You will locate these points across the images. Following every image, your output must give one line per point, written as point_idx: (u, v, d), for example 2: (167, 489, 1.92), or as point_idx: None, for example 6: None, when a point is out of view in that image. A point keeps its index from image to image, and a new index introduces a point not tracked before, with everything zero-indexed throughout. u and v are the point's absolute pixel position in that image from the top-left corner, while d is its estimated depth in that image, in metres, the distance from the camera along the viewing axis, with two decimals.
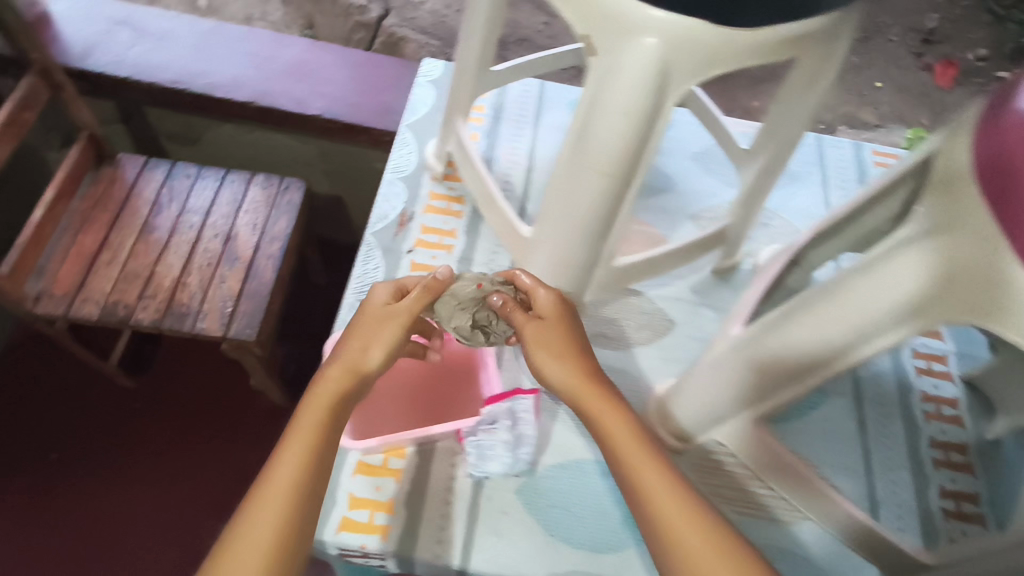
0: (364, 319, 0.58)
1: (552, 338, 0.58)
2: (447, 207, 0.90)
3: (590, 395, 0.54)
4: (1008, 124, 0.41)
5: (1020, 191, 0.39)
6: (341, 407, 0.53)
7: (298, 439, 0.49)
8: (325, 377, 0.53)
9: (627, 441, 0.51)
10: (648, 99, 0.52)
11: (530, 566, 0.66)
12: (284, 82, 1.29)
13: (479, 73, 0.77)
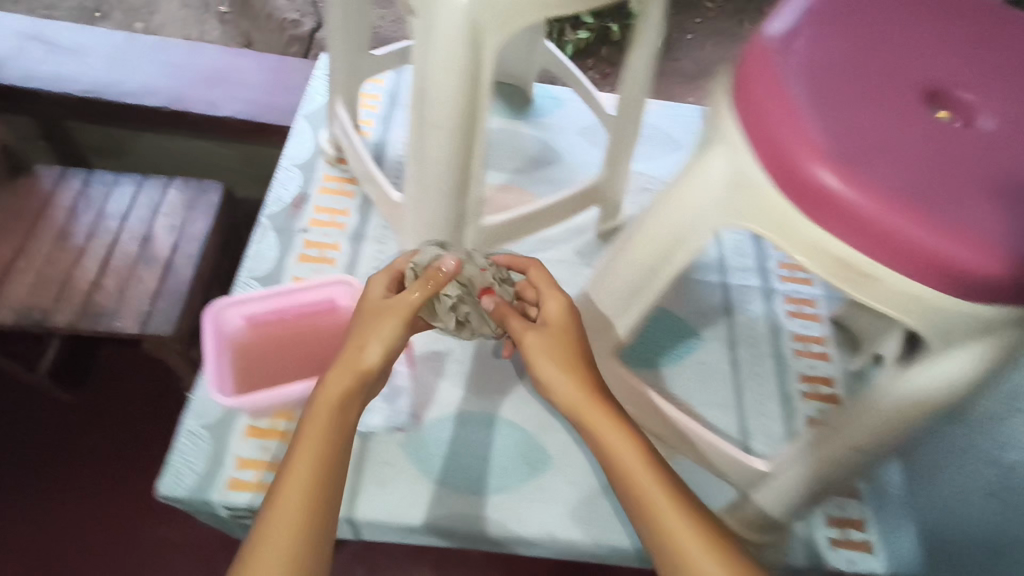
0: (366, 313, 0.58)
1: (558, 347, 0.57)
2: (340, 187, 0.94)
3: (587, 407, 0.54)
4: (770, 124, 0.44)
5: (810, 193, 0.43)
6: (348, 417, 0.52)
7: (310, 458, 0.49)
8: (330, 381, 0.53)
9: (631, 453, 0.52)
10: (467, 54, 0.57)
11: (410, 511, 0.72)
12: (197, 89, 1.27)
13: (346, 46, 0.82)
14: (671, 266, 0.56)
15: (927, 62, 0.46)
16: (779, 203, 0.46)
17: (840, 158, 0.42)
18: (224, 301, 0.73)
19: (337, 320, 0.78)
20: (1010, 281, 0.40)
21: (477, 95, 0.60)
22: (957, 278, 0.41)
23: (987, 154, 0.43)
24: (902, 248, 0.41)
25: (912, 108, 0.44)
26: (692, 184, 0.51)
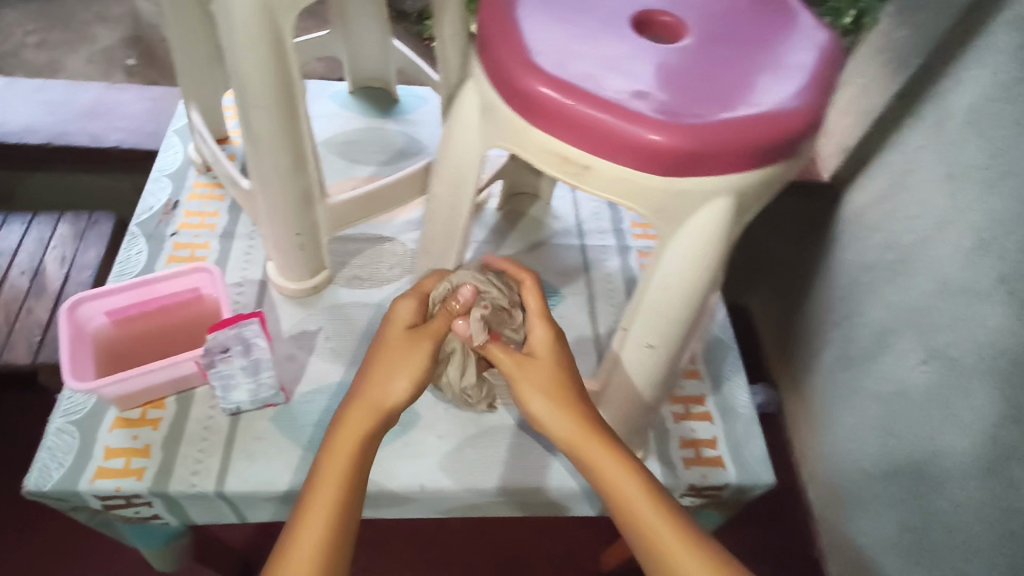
0: (388, 344, 0.58)
1: (554, 381, 0.58)
2: (209, 192, 0.98)
3: (590, 446, 0.55)
4: (497, 50, 0.51)
5: (530, 104, 0.49)
6: (367, 453, 0.53)
7: (326, 491, 0.50)
8: (348, 419, 0.53)
9: (618, 474, 0.53)
10: (266, 31, 0.62)
11: (279, 478, 0.75)
12: (78, 122, 1.29)
13: (190, 51, 0.86)
14: (461, 201, 0.62)
15: (628, 5, 0.55)
16: (505, 117, 0.52)
17: (539, 67, 0.49)
18: (82, 298, 0.74)
19: (204, 308, 0.81)
20: (687, 154, 0.47)
21: (285, 68, 0.66)
22: (647, 157, 0.47)
23: (670, 62, 0.51)
24: (597, 137, 0.47)
25: (610, 31, 0.52)
26: (459, 120, 0.57)
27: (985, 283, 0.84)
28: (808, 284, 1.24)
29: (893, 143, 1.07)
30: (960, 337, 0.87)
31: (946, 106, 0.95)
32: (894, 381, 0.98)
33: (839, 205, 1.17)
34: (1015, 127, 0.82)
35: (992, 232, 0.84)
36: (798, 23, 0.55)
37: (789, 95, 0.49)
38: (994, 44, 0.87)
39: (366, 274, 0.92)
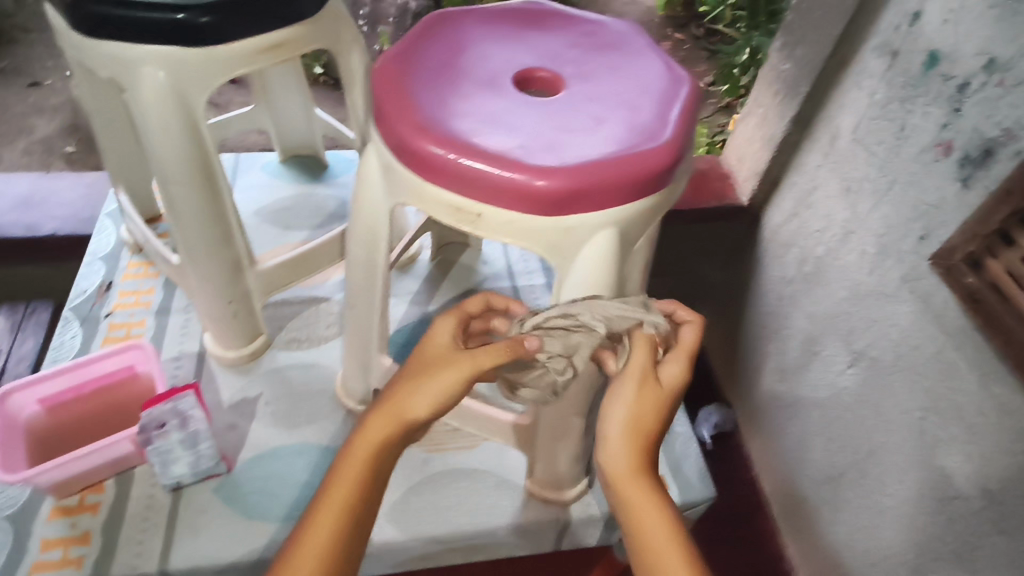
0: (428, 355, 0.56)
1: (648, 417, 0.53)
2: (144, 270, 0.99)
3: (628, 481, 0.52)
4: (388, 116, 0.55)
5: (421, 161, 0.54)
6: (385, 458, 0.53)
7: (342, 483, 0.52)
8: (371, 427, 0.53)
9: (660, 530, 0.50)
10: (178, 113, 0.66)
11: (225, 549, 0.75)
12: (10, 212, 1.27)
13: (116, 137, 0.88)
14: (377, 255, 0.65)
15: (507, 66, 0.60)
16: (404, 176, 0.56)
17: (428, 129, 0.53)
18: (11, 390, 0.74)
19: (140, 387, 0.81)
20: (567, 194, 0.52)
21: (201, 146, 0.69)
22: (533, 200, 0.52)
23: (549, 113, 0.56)
24: (487, 186, 0.52)
25: (494, 91, 0.58)
26: (364, 183, 0.60)
27: (893, 284, 0.90)
28: (744, 303, 1.30)
29: (794, 163, 1.14)
30: (878, 339, 0.93)
31: (834, 127, 1.04)
32: (827, 386, 1.04)
33: (759, 225, 1.24)
34: (894, 141, 0.91)
35: (890, 236, 0.91)
36: (660, 70, 0.62)
37: (654, 133, 0.55)
38: (866, 69, 0.97)
39: (304, 334, 0.94)
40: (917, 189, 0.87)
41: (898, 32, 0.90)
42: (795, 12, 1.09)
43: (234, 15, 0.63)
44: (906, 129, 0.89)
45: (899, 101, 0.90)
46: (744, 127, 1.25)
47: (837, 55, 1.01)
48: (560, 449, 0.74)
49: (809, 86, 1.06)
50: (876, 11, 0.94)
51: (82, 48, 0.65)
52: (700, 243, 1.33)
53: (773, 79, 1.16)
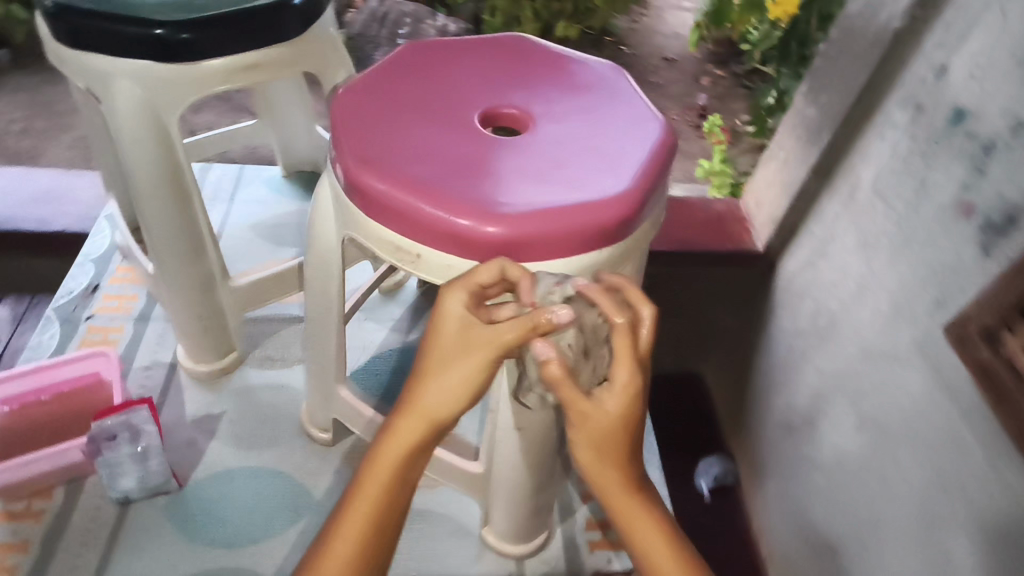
0: (442, 341, 0.49)
1: (610, 438, 0.47)
2: (132, 275, 0.99)
3: (623, 499, 0.50)
4: (340, 146, 0.54)
5: (366, 198, 0.52)
6: (413, 463, 0.50)
7: (364, 494, 0.49)
8: (399, 429, 0.49)
9: (664, 552, 0.50)
10: (151, 129, 0.65)
11: (163, 569, 0.72)
12: (24, 207, 1.30)
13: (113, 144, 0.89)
14: (330, 286, 0.63)
15: (474, 100, 0.58)
16: (349, 208, 0.55)
17: (375, 163, 0.52)
18: None
19: (102, 395, 0.80)
20: (505, 242, 0.50)
21: (174, 159, 0.69)
22: (474, 247, 0.50)
23: (507, 153, 0.54)
24: (424, 226, 0.51)
25: (452, 124, 0.56)
26: (318, 212, 0.60)
27: (903, 348, 0.84)
28: (755, 353, 1.23)
29: (812, 212, 1.09)
30: (886, 405, 0.86)
31: (853, 178, 0.98)
32: (831, 449, 0.97)
33: (773, 273, 1.18)
34: (914, 195, 0.85)
35: (904, 296, 0.84)
36: (637, 115, 0.59)
37: (610, 183, 0.52)
38: (890, 120, 0.91)
39: (278, 354, 0.93)
40: (934, 250, 0.80)
41: (925, 84, 0.85)
42: (823, 58, 1.05)
43: (212, 32, 0.63)
44: (927, 185, 0.83)
45: (921, 155, 0.84)
46: (767, 168, 1.19)
47: (860, 105, 0.96)
48: (513, 501, 0.71)
49: (830, 135, 1.01)
50: (903, 60, 0.89)
51: (63, 57, 0.65)
52: (711, 288, 1.26)
53: (796, 123, 1.11)
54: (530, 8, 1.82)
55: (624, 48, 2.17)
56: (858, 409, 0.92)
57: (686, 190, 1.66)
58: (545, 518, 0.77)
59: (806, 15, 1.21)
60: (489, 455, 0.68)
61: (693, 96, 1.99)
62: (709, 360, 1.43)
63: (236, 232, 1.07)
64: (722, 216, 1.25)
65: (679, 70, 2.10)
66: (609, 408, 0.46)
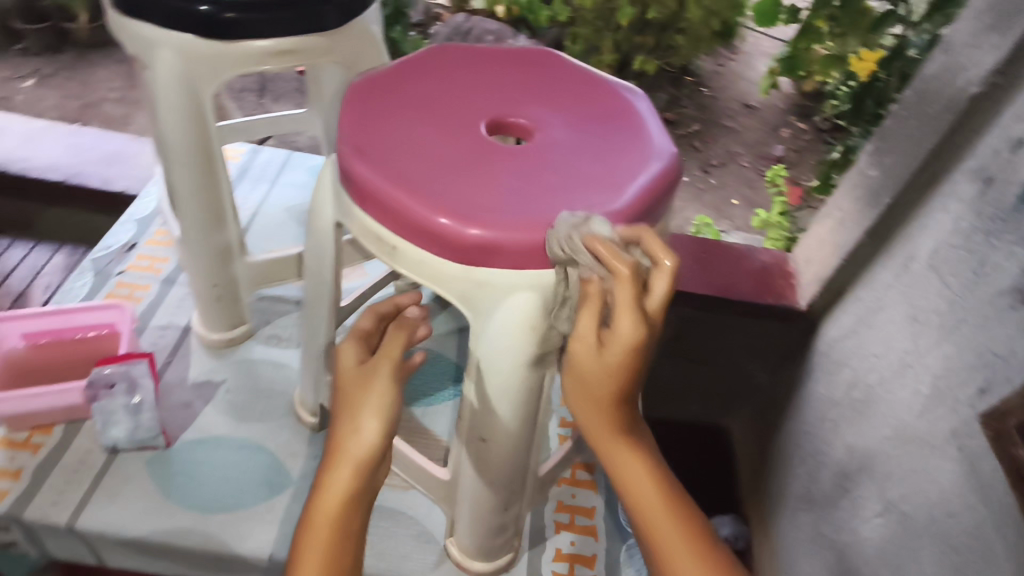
0: (345, 389, 0.55)
1: (598, 381, 0.50)
2: (167, 239, 1.05)
3: (607, 437, 0.54)
4: (343, 137, 0.56)
5: (358, 185, 0.54)
6: (354, 502, 0.53)
7: (316, 545, 0.52)
8: (330, 480, 0.52)
9: (641, 481, 0.54)
10: (185, 98, 0.69)
11: (135, 523, 0.74)
12: (97, 167, 1.41)
13: None
14: (324, 269, 0.65)
15: (483, 109, 0.60)
16: (346, 197, 0.56)
17: (371, 156, 0.54)
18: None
19: (113, 344, 0.84)
20: (483, 243, 0.50)
21: (204, 128, 0.72)
22: (451, 247, 0.51)
23: (503, 159, 0.55)
24: (405, 219, 0.52)
25: (456, 127, 0.58)
26: (319, 196, 0.62)
27: (940, 436, 0.77)
28: (784, 417, 1.16)
29: (863, 278, 0.99)
30: (912, 492, 0.79)
31: (910, 247, 0.89)
32: (850, 532, 0.91)
33: (814, 335, 1.11)
34: (971, 277, 0.76)
35: (947, 379, 0.77)
36: (642, 141, 0.59)
37: (599, 204, 0.52)
38: (955, 191, 0.82)
39: (285, 333, 0.95)
40: (986, 334, 0.73)
41: (998, 156, 0.76)
42: (892, 116, 0.93)
43: (255, 16, 0.66)
44: (985, 266, 0.75)
45: (984, 233, 0.76)
46: (821, 227, 1.10)
47: (926, 171, 0.86)
48: (473, 516, 0.69)
49: (892, 198, 0.91)
50: (978, 131, 0.80)
51: (119, 25, 0.70)
52: (748, 342, 1.20)
53: (857, 183, 1.00)
54: (610, 39, 1.81)
55: (704, 89, 2.16)
56: (882, 493, 0.85)
57: (743, 239, 1.60)
58: (513, 539, 0.75)
59: (886, 75, 1.15)
60: (457, 462, 0.67)
61: (769, 146, 1.95)
62: (737, 416, 1.37)
63: (274, 213, 1.12)
64: (768, 269, 1.17)
65: (758, 118, 2.06)
66: (607, 356, 0.48)
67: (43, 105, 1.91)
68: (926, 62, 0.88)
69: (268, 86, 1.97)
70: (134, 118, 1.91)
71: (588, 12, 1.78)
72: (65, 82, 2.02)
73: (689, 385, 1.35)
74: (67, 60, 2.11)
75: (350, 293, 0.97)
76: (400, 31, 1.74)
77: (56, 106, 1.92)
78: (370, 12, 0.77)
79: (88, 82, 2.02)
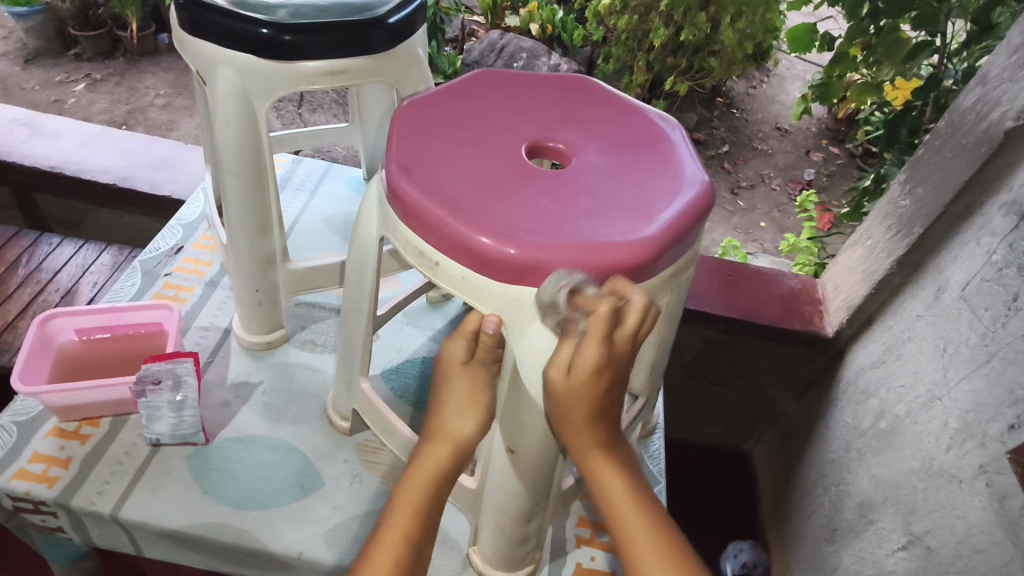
0: (451, 387, 0.60)
1: (579, 411, 0.54)
2: (212, 244, 1.10)
3: (586, 452, 0.58)
4: (389, 158, 0.59)
5: (403, 202, 0.57)
6: (438, 492, 0.59)
7: (393, 530, 0.57)
8: (425, 458, 0.59)
9: (621, 494, 0.58)
10: (242, 113, 0.73)
11: (174, 515, 0.77)
12: (145, 171, 1.47)
13: None
14: (365, 281, 0.68)
15: (521, 133, 0.63)
16: (392, 213, 0.59)
17: (416, 176, 0.57)
18: (57, 313, 0.85)
19: (160, 343, 0.88)
20: (520, 263, 0.52)
21: (257, 141, 0.76)
22: (488, 265, 0.53)
23: (538, 183, 0.58)
24: (445, 236, 0.54)
25: (496, 150, 0.61)
26: (363, 207, 0.65)
27: (968, 470, 0.76)
28: (808, 444, 1.16)
29: (893, 306, 0.99)
30: (939, 527, 0.79)
31: (942, 278, 0.89)
32: (874, 564, 0.90)
33: (841, 362, 1.10)
34: (1002, 310, 0.76)
35: (976, 413, 0.77)
36: (677, 169, 0.61)
37: (633, 228, 0.54)
38: (988, 224, 0.82)
39: (320, 339, 0.99)
40: (1016, 370, 0.72)
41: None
42: (925, 147, 0.94)
43: (311, 37, 0.71)
44: (1018, 301, 0.74)
45: (1017, 267, 0.75)
46: (850, 254, 1.10)
47: (960, 203, 0.86)
48: (495, 527, 0.71)
49: (923, 229, 0.91)
50: (1011, 165, 0.79)
51: (185, 43, 0.75)
52: (775, 366, 1.20)
53: (888, 213, 1.01)
54: (642, 58, 1.82)
55: (736, 111, 2.18)
56: (907, 525, 0.85)
57: (771, 262, 1.59)
58: (534, 551, 0.76)
59: (922, 104, 1.15)
60: (483, 470, 0.70)
61: (800, 169, 1.95)
62: (759, 441, 1.36)
63: (312, 222, 1.16)
64: (797, 294, 1.17)
65: (790, 141, 2.06)
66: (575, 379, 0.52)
67: (94, 109, 2.01)
68: (961, 94, 0.90)
69: (307, 97, 2.04)
70: (178, 124, 1.99)
71: (622, 33, 1.81)
72: (115, 87, 2.11)
73: (712, 408, 1.35)
74: (118, 67, 2.21)
75: (384, 303, 1.00)
76: (436, 46, 1.80)
77: (106, 110, 2.01)
78: (416, 37, 0.81)
79: (136, 88, 2.12)
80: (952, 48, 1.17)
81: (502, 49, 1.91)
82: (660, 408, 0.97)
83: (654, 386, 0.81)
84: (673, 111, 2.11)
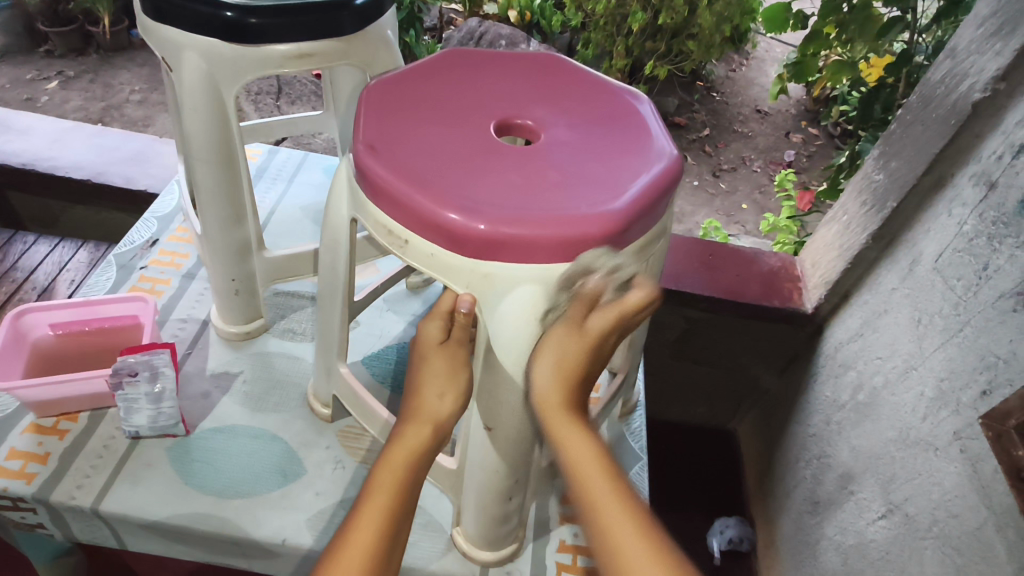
0: (430, 366, 0.61)
1: (574, 357, 0.57)
2: (188, 236, 1.09)
3: (554, 412, 0.57)
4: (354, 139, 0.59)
5: (372, 181, 0.56)
6: (419, 467, 0.58)
7: (380, 492, 0.55)
8: (407, 434, 0.59)
9: (589, 459, 0.54)
10: (209, 99, 0.72)
11: (156, 507, 0.77)
12: (120, 165, 1.45)
13: None
14: (339, 262, 0.68)
15: (489, 112, 0.63)
16: (362, 194, 0.59)
17: (384, 156, 0.57)
18: (29, 308, 0.84)
19: (135, 336, 0.87)
20: (488, 238, 0.52)
21: (227, 128, 0.75)
22: (457, 242, 0.53)
23: (507, 159, 0.58)
24: (415, 213, 0.54)
25: (464, 129, 0.60)
26: (334, 187, 0.65)
27: (943, 437, 0.78)
28: (791, 419, 1.17)
29: (869, 280, 1.00)
30: (916, 494, 0.80)
31: (916, 251, 0.90)
32: (855, 533, 0.92)
33: (821, 337, 1.12)
34: (974, 279, 0.78)
35: (950, 382, 0.78)
36: (644, 144, 0.61)
37: (600, 202, 0.55)
38: (959, 195, 0.83)
39: (299, 327, 0.99)
40: (988, 338, 0.74)
41: (1000, 162, 0.76)
42: (897, 122, 0.95)
43: (273, 20, 0.70)
44: (989, 270, 0.76)
45: (987, 237, 0.77)
46: (827, 231, 1.11)
47: (932, 176, 0.87)
48: (475, 507, 0.71)
49: (895, 203, 0.92)
50: (981, 136, 0.80)
51: (148, 29, 0.73)
52: (756, 343, 1.21)
53: (862, 188, 1.02)
54: (622, 43, 1.82)
55: (715, 94, 2.18)
56: (886, 493, 0.86)
57: (752, 243, 1.61)
58: (517, 530, 0.77)
59: (895, 79, 1.15)
60: (462, 450, 0.70)
61: (780, 151, 1.96)
62: (743, 419, 1.38)
63: (290, 212, 1.15)
64: (775, 271, 1.18)
65: (770, 123, 2.07)
66: (575, 341, 0.57)
67: (68, 106, 1.97)
68: (931, 68, 0.90)
69: (286, 89, 2.02)
70: (155, 119, 1.96)
71: (600, 18, 1.80)
72: (89, 84, 2.07)
73: (697, 387, 1.36)
74: (92, 62, 2.17)
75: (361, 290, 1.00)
76: (415, 36, 1.77)
77: (80, 107, 1.98)
78: (385, 18, 0.81)
79: (111, 84, 2.08)
80: (923, 23, 1.16)
81: (481, 37, 1.90)
82: (640, 385, 0.98)
83: (632, 364, 0.82)
84: (653, 95, 2.11)
